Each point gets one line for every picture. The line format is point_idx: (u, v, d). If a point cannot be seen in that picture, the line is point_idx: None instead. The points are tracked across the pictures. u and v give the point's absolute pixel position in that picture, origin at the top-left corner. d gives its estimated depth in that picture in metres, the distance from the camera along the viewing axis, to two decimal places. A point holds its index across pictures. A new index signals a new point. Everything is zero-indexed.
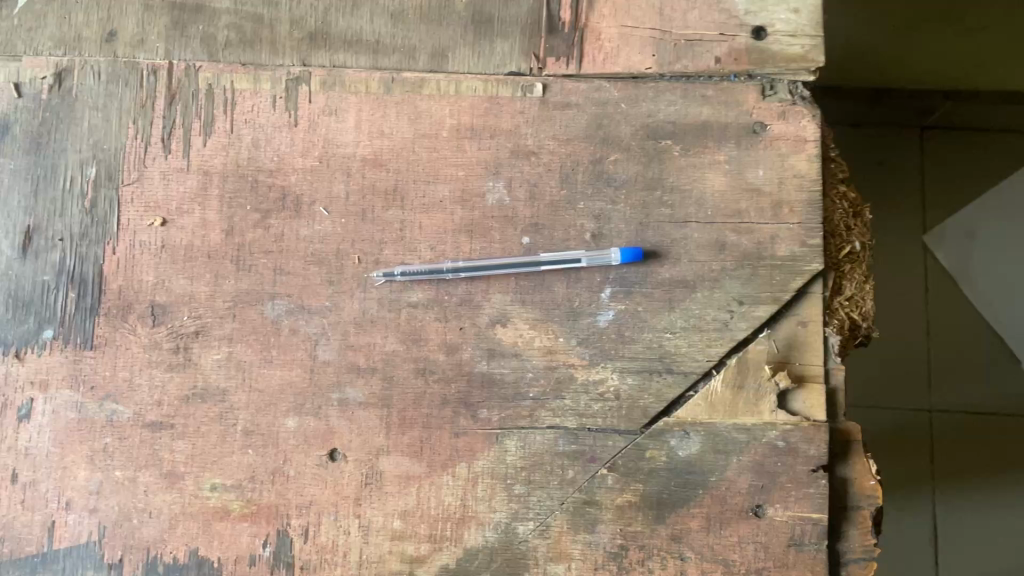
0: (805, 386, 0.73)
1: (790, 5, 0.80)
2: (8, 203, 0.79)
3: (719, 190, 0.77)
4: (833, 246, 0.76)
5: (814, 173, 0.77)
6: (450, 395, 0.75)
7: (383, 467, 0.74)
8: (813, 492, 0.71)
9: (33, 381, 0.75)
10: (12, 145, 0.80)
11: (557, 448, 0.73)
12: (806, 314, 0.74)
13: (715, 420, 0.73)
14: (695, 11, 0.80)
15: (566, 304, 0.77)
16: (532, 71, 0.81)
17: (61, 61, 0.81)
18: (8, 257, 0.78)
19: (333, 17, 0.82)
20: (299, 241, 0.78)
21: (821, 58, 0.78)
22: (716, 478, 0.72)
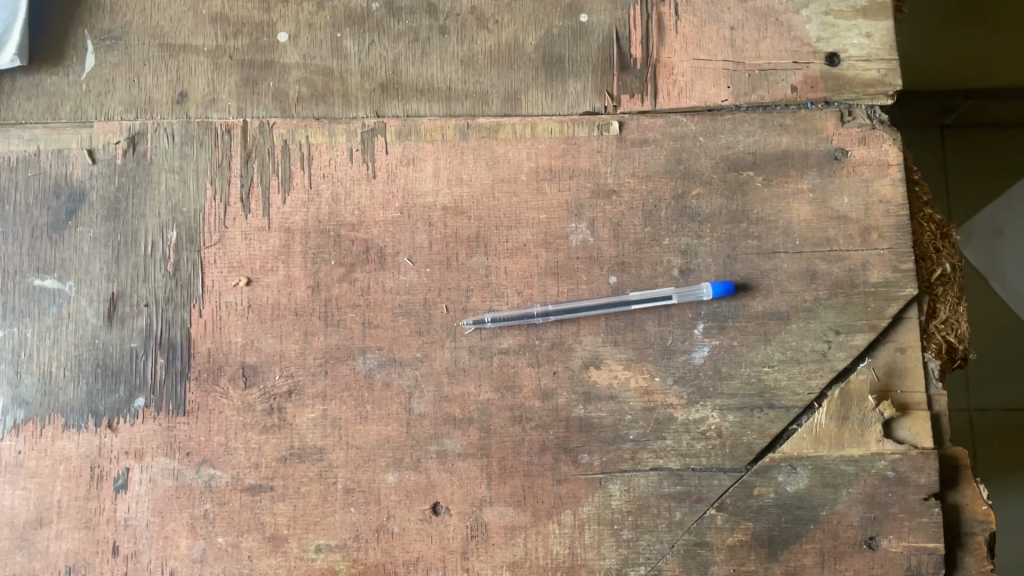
0: (910, 414, 0.73)
1: (862, 29, 0.79)
2: (89, 271, 0.78)
3: (806, 219, 0.76)
4: (924, 269, 0.77)
5: (900, 197, 0.76)
6: (550, 441, 0.74)
7: (487, 518, 0.73)
8: (927, 521, 0.70)
9: (128, 451, 0.75)
10: (89, 213, 0.79)
11: (663, 490, 0.73)
12: (904, 341, 0.74)
13: (821, 453, 0.72)
14: (767, 40, 0.80)
15: (660, 342, 0.75)
16: (606, 110, 0.81)
17: (133, 125, 0.81)
18: (93, 326, 0.77)
19: (403, 66, 0.82)
20: (386, 293, 0.77)
21: (898, 81, 0.78)
22: (827, 512, 0.71)
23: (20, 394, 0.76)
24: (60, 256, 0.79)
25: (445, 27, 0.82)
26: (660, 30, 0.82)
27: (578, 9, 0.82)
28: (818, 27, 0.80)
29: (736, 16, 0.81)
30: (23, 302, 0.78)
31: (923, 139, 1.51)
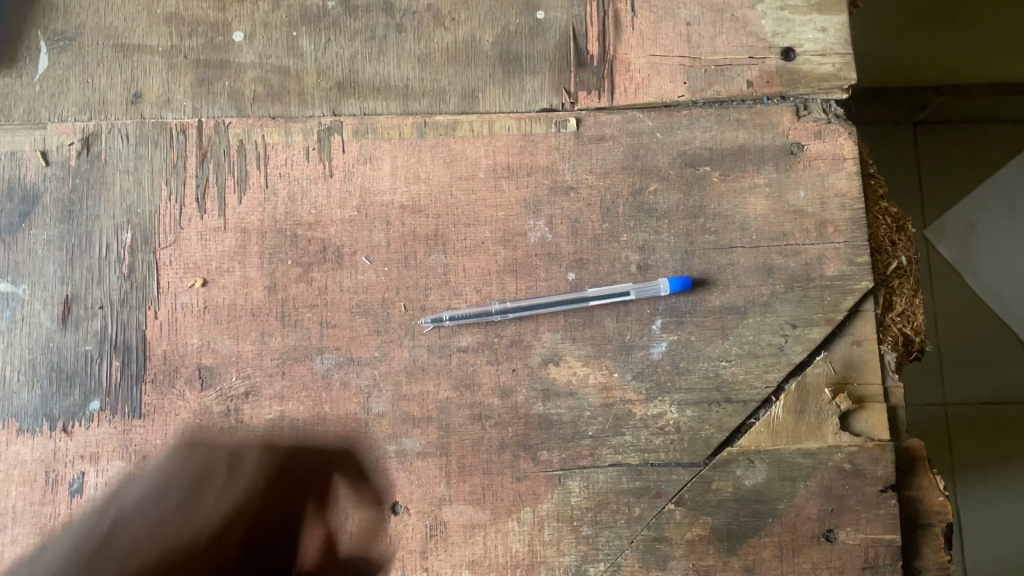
0: (866, 406, 0.73)
1: (816, 24, 0.80)
2: (43, 274, 0.77)
3: (762, 214, 0.77)
4: (880, 262, 0.77)
5: (855, 190, 0.76)
6: (509, 439, 0.74)
7: (446, 517, 0.73)
8: (884, 513, 0.70)
9: (83, 454, 0.74)
10: (43, 215, 0.78)
11: (621, 485, 0.73)
12: (860, 334, 0.74)
13: (779, 446, 0.72)
14: (722, 36, 0.80)
15: (618, 338, 0.75)
16: (564, 106, 0.80)
17: (87, 126, 0.80)
18: (47, 329, 0.76)
19: (360, 64, 0.81)
20: (343, 292, 0.76)
21: (853, 75, 0.78)
22: (785, 506, 0.71)
23: None
24: (13, 259, 0.78)
25: (402, 24, 0.82)
26: (617, 26, 0.82)
27: (535, 6, 0.82)
28: (774, 23, 0.80)
29: (692, 12, 0.81)
30: None
31: (896, 134, 1.50)
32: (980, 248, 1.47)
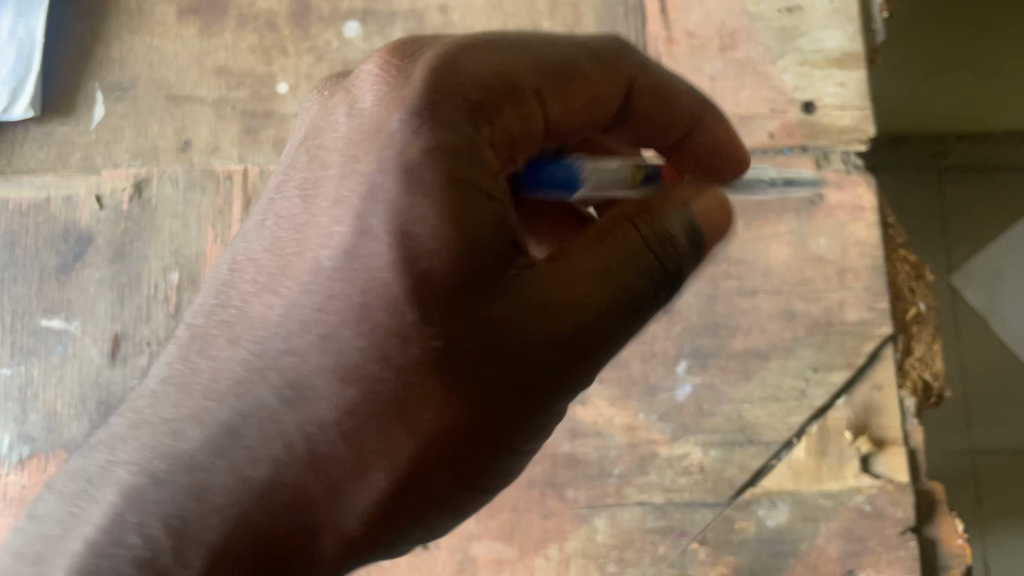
0: (886, 450, 0.74)
1: (836, 79, 0.83)
2: (94, 312, 0.81)
3: (784, 261, 0.79)
4: (900, 309, 0.80)
5: (874, 240, 0.79)
6: (537, 476, 0.77)
7: (475, 552, 0.76)
8: (904, 554, 0.71)
9: None
10: (96, 256, 0.83)
11: (646, 524, 0.74)
12: (880, 378, 0.76)
13: (801, 488, 0.74)
14: (745, 89, 0.84)
15: (643, 379, 0.78)
16: None
17: (139, 172, 0.85)
18: (97, 364, 0.80)
19: None
20: None
21: (871, 129, 0.82)
22: (807, 546, 0.73)
23: (26, 431, 0.79)
24: (66, 298, 0.82)
25: None
26: None
27: None
28: (794, 77, 0.84)
29: (715, 67, 0.85)
30: (31, 342, 0.81)
31: (919, 181, 1.43)
32: (1010, 295, 1.37)
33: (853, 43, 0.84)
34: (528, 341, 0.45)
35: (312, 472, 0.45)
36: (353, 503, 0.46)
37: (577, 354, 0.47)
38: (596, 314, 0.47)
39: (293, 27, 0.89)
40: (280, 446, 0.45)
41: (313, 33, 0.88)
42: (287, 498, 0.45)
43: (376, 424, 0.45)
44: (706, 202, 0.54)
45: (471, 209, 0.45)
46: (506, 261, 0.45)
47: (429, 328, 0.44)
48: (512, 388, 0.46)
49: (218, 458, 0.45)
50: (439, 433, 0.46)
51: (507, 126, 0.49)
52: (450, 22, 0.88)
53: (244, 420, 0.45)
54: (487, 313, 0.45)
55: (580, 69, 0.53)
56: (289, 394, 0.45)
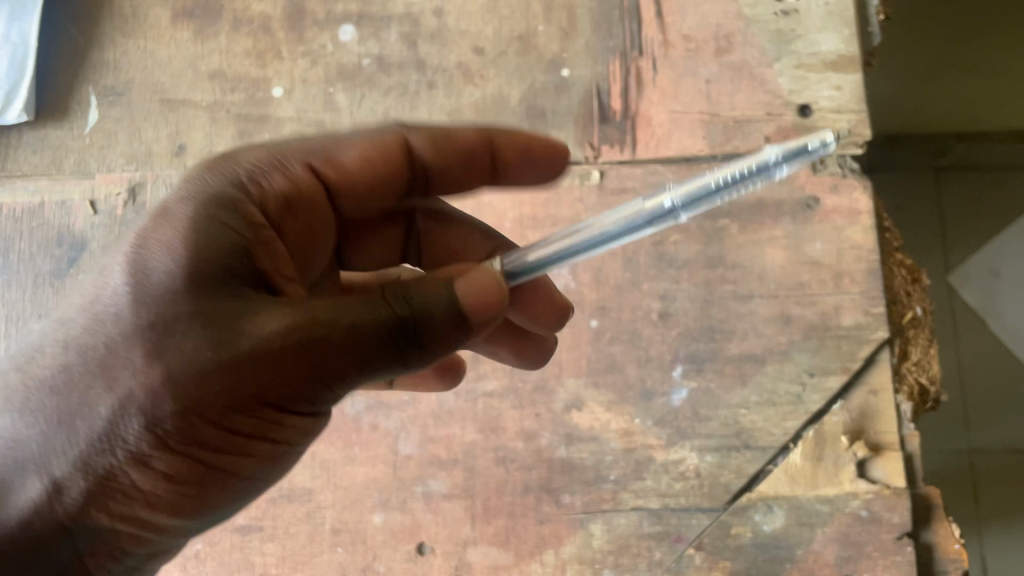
0: (881, 454, 0.74)
1: (832, 82, 0.83)
2: None
3: (780, 265, 0.79)
4: (896, 313, 0.80)
5: (870, 244, 0.79)
6: (532, 482, 0.76)
7: (471, 558, 0.75)
8: (900, 559, 0.71)
9: None
10: (90, 261, 0.83)
11: (642, 529, 0.74)
12: (876, 383, 0.76)
13: (797, 493, 0.74)
14: (741, 93, 0.83)
15: (639, 384, 0.78)
16: (588, 159, 0.84)
17: (134, 177, 0.84)
18: None
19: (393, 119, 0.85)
20: None
21: (868, 132, 0.81)
22: (803, 551, 0.72)
23: None
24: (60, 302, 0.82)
25: (433, 81, 0.86)
26: (639, 83, 0.85)
27: (561, 64, 0.86)
28: (790, 80, 0.83)
29: (711, 70, 0.84)
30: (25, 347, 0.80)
31: (916, 182, 1.44)
32: (1008, 293, 1.36)
33: (849, 46, 0.84)
34: (268, 356, 0.45)
35: (104, 444, 0.46)
36: (124, 485, 0.47)
37: (349, 379, 0.47)
38: (358, 350, 0.46)
39: (288, 30, 0.88)
40: (109, 403, 0.45)
41: (308, 36, 0.88)
42: (66, 468, 0.46)
43: (174, 404, 0.45)
44: (479, 282, 0.50)
45: (229, 246, 0.49)
46: (220, 290, 0.47)
47: (168, 329, 0.45)
48: (297, 390, 0.46)
49: (37, 413, 0.46)
50: (235, 424, 0.47)
51: (301, 219, 0.60)
52: (444, 25, 0.88)
53: (92, 372, 0.46)
54: (214, 325, 0.45)
55: (422, 163, 0.65)
56: (99, 360, 0.46)
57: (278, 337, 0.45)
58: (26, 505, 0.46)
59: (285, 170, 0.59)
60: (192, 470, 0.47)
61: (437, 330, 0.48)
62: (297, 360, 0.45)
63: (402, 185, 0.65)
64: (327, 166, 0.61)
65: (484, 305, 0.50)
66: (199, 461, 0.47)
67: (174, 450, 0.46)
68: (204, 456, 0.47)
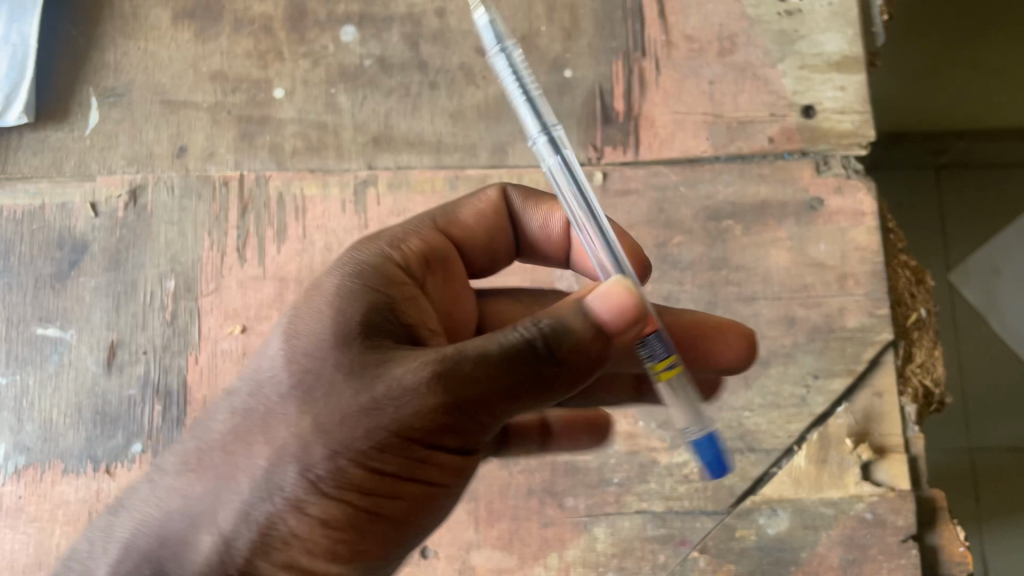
0: (887, 456, 0.74)
1: (835, 83, 0.83)
2: (90, 320, 0.81)
3: (784, 266, 0.79)
4: (900, 314, 0.80)
5: (874, 245, 0.79)
6: (536, 485, 0.76)
7: (474, 561, 0.75)
8: (905, 562, 0.71)
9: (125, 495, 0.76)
10: (91, 263, 0.82)
11: (646, 532, 0.74)
12: (880, 385, 0.76)
13: (801, 496, 0.73)
14: (744, 94, 0.83)
15: None
16: (591, 161, 0.83)
17: (135, 179, 0.84)
18: (93, 373, 0.79)
19: (395, 120, 0.85)
20: None
21: (871, 133, 0.81)
22: (808, 554, 0.72)
23: (21, 441, 0.78)
24: (62, 306, 0.81)
25: (435, 82, 0.86)
26: (642, 84, 0.85)
27: (563, 65, 0.86)
28: (794, 81, 0.83)
29: (714, 71, 0.84)
30: (27, 351, 0.80)
31: (915, 182, 1.43)
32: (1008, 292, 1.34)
33: (852, 47, 0.84)
34: (411, 397, 0.46)
35: (262, 493, 0.47)
36: (281, 537, 0.47)
37: (494, 408, 0.47)
38: (492, 377, 0.46)
39: (289, 31, 0.88)
40: (267, 454, 0.47)
41: (309, 37, 0.88)
42: (228, 521, 0.47)
43: (328, 449, 0.46)
44: (610, 288, 0.48)
45: (374, 305, 0.52)
46: (371, 342, 0.49)
47: (317, 382, 0.48)
48: (443, 424, 0.47)
49: (203, 475, 0.49)
50: (384, 466, 0.47)
51: (443, 276, 0.63)
52: (446, 26, 0.87)
53: (250, 429, 0.48)
54: (363, 372, 0.47)
55: (520, 222, 0.67)
56: (256, 418, 0.49)
57: (416, 377, 0.46)
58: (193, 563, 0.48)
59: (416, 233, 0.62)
60: (352, 517, 0.48)
61: (570, 348, 0.47)
62: (438, 397, 0.46)
63: (502, 240, 0.67)
64: (449, 229, 0.65)
65: (615, 317, 0.48)
66: (356, 505, 0.48)
67: (330, 494, 0.47)
68: (364, 502, 0.48)
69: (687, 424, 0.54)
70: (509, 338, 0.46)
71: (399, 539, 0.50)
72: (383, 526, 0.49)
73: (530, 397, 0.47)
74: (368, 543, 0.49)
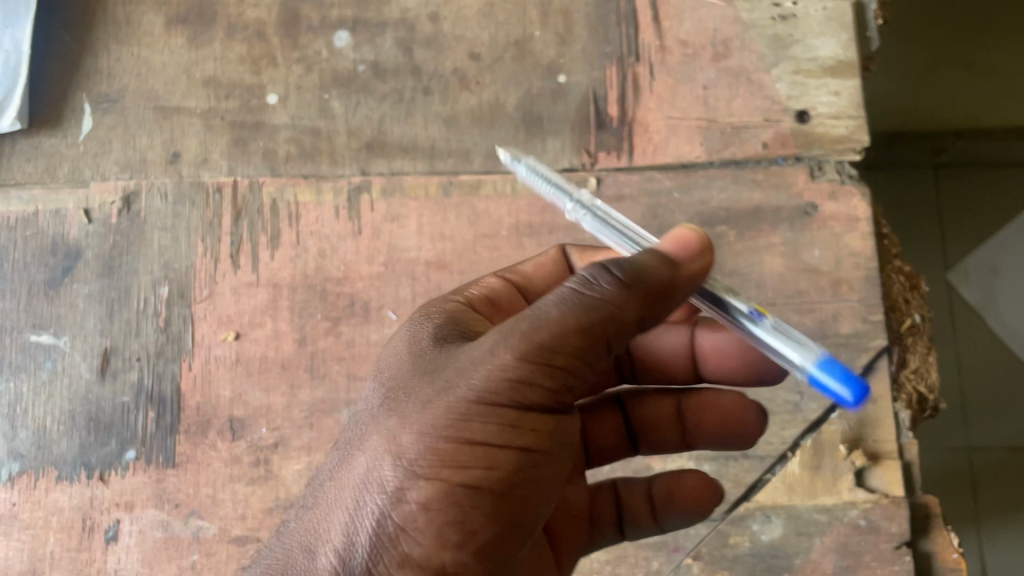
0: (881, 463, 0.74)
1: (829, 88, 0.82)
2: (84, 327, 0.81)
3: (778, 272, 0.78)
4: (895, 320, 0.79)
5: (869, 251, 0.78)
6: None
7: None
8: (899, 569, 0.70)
9: (118, 502, 0.76)
10: (85, 270, 0.82)
11: (640, 539, 0.74)
12: (874, 391, 0.75)
13: (795, 502, 0.73)
14: (738, 99, 0.83)
15: None
16: (585, 166, 0.83)
17: (128, 185, 0.84)
18: (87, 380, 0.79)
19: (389, 125, 0.85)
20: (370, 345, 0.78)
21: (865, 138, 0.81)
22: (801, 561, 0.72)
23: (15, 448, 0.78)
24: (56, 313, 0.81)
25: (428, 88, 0.85)
26: (636, 88, 0.85)
27: (557, 70, 0.85)
28: (788, 86, 0.83)
29: (708, 76, 0.84)
30: (20, 358, 0.80)
31: (914, 180, 1.43)
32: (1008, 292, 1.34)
33: (847, 51, 0.83)
34: (486, 366, 0.47)
35: (363, 494, 0.47)
36: (390, 535, 0.45)
37: (571, 351, 0.46)
38: (564, 317, 0.46)
39: (282, 36, 0.88)
40: (360, 457, 0.48)
41: (303, 42, 0.87)
42: (339, 533, 0.47)
43: (415, 431, 0.47)
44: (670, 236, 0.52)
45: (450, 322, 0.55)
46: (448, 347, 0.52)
47: (401, 387, 0.50)
48: (530, 383, 0.46)
49: (314, 507, 0.49)
50: (476, 437, 0.46)
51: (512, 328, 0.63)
52: (440, 31, 0.87)
53: (346, 452, 0.50)
54: (441, 367, 0.50)
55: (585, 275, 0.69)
56: (354, 437, 0.50)
57: (488, 344, 0.48)
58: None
59: (477, 283, 0.64)
60: (454, 498, 0.46)
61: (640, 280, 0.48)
62: (517, 349, 0.46)
63: None
64: (512, 277, 0.66)
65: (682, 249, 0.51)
66: (456, 484, 0.46)
67: (426, 476, 0.46)
68: (464, 479, 0.46)
69: (809, 350, 0.48)
70: (564, 287, 0.48)
71: (512, 526, 0.48)
72: (494, 508, 0.47)
73: (609, 328, 0.47)
74: (482, 527, 0.46)
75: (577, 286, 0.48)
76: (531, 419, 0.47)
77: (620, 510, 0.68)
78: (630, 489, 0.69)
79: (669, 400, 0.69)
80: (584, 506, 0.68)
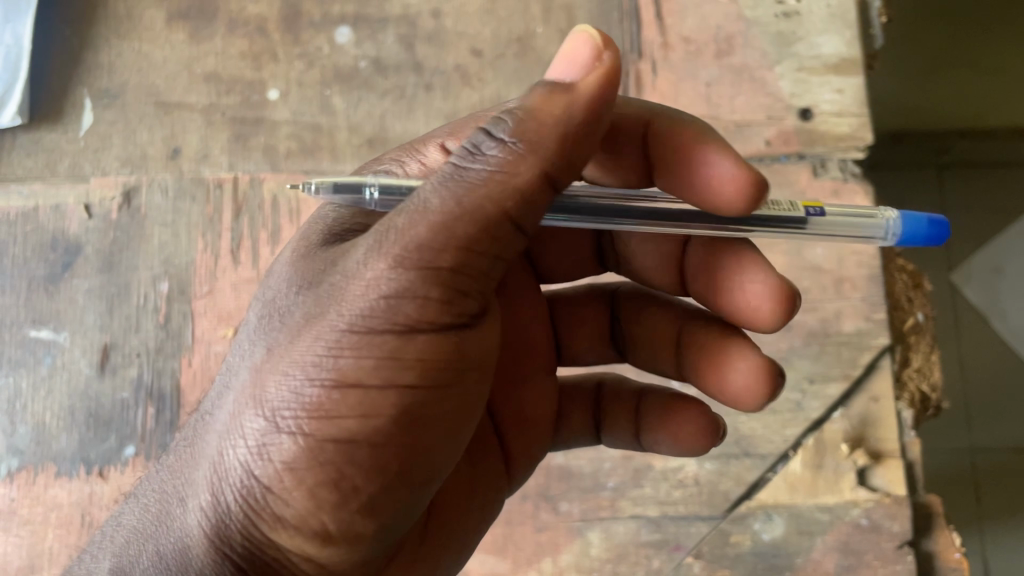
0: (883, 462, 0.73)
1: (833, 85, 0.82)
2: (83, 323, 0.80)
3: (780, 270, 0.78)
4: (897, 319, 0.79)
5: (872, 249, 0.78)
6: (530, 489, 0.76)
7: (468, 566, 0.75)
8: (901, 569, 0.70)
9: (117, 499, 0.76)
10: (85, 265, 0.82)
11: (640, 537, 0.74)
12: (877, 390, 0.75)
13: (796, 501, 0.73)
14: (741, 96, 0.83)
15: None
16: None
17: (128, 181, 0.84)
18: (86, 375, 0.79)
19: (390, 122, 0.84)
20: None
21: (869, 136, 0.80)
22: (803, 560, 0.71)
23: (14, 443, 0.78)
24: (55, 308, 0.81)
25: (430, 83, 0.85)
26: (639, 86, 0.84)
27: None
28: (792, 83, 0.82)
29: (711, 73, 0.84)
30: (19, 353, 0.80)
31: (918, 180, 1.36)
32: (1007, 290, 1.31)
33: (850, 49, 0.83)
34: (361, 282, 0.42)
35: (226, 438, 0.44)
36: (256, 487, 0.42)
37: (459, 267, 0.42)
38: (443, 209, 0.42)
39: (284, 32, 0.87)
40: (231, 393, 0.45)
41: (304, 38, 0.87)
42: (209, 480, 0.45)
43: (280, 371, 0.42)
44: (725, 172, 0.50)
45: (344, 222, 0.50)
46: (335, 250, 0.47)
47: (281, 305, 0.46)
48: (411, 303, 0.41)
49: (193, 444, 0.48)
50: (349, 380, 0.41)
51: None
52: (442, 27, 0.87)
53: (225, 383, 0.47)
54: (318, 281, 0.45)
55: None
56: (229, 365, 0.48)
57: (364, 255, 0.42)
58: (191, 540, 0.46)
59: (419, 156, 0.58)
60: (320, 452, 0.41)
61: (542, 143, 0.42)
62: (391, 267, 0.41)
63: None
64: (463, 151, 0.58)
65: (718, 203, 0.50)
66: (323, 436, 0.41)
67: (292, 427, 0.41)
68: (333, 430, 0.41)
69: (876, 216, 0.50)
70: (447, 167, 0.43)
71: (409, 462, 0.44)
72: (375, 458, 0.42)
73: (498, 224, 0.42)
74: (363, 478, 0.42)
75: (460, 159, 0.43)
76: (417, 345, 0.42)
77: (597, 415, 0.68)
78: (614, 398, 0.68)
79: (670, 319, 0.64)
80: (548, 418, 0.66)
